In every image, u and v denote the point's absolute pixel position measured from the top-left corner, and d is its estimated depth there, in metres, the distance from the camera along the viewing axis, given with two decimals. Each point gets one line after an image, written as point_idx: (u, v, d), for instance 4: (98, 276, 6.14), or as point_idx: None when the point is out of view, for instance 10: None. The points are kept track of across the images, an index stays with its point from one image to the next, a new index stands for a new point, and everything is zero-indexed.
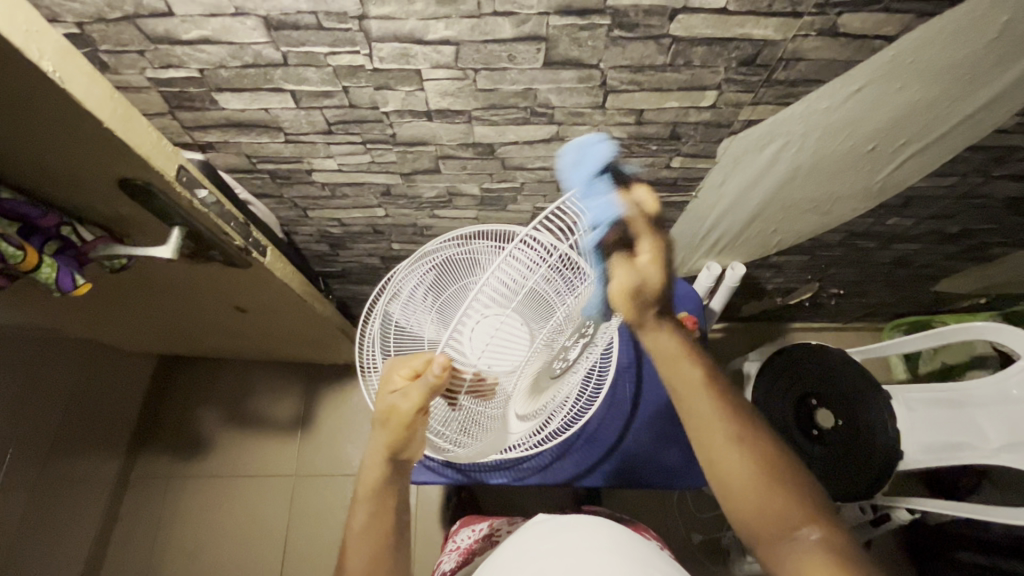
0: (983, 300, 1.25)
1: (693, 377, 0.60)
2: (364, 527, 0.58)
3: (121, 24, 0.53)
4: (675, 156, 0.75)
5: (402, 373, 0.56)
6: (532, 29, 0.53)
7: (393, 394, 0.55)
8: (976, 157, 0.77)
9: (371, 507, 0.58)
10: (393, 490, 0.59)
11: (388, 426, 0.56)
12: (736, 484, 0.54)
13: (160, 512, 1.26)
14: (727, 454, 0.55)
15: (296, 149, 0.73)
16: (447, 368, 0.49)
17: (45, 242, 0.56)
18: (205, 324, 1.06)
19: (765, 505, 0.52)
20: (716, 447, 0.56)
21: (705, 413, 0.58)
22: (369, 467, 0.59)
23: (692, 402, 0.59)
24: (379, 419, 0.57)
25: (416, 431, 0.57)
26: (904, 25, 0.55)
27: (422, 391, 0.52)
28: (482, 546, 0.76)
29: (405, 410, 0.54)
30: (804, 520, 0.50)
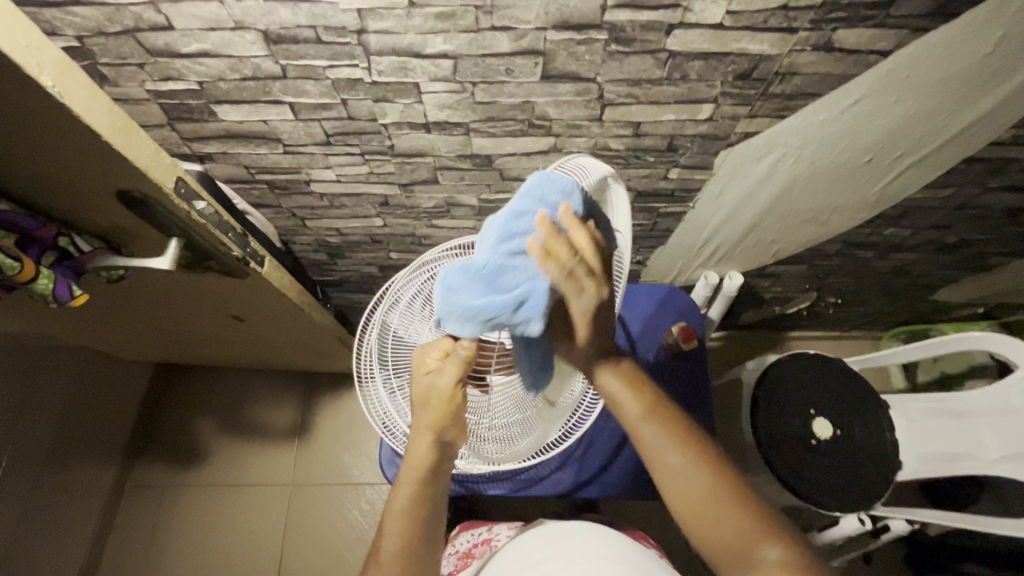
0: (981, 310, 1.26)
1: (636, 411, 0.56)
2: (402, 512, 0.57)
3: (121, 37, 0.54)
4: (672, 168, 0.75)
5: (435, 354, 0.57)
6: (530, 44, 0.54)
7: (430, 375, 0.57)
8: (973, 170, 0.77)
9: (409, 493, 0.58)
10: (434, 479, 0.59)
11: (430, 407, 0.58)
12: (689, 508, 0.52)
13: (156, 521, 1.26)
14: (680, 483, 0.52)
15: (295, 160, 0.73)
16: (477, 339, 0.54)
17: (42, 252, 0.56)
18: (204, 333, 1.06)
19: (721, 529, 0.50)
20: (666, 474, 0.53)
21: (653, 444, 0.54)
22: (412, 454, 0.59)
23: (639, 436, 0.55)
24: (419, 400, 0.58)
25: (458, 412, 0.58)
26: (899, 40, 0.55)
27: (458, 365, 0.55)
28: (482, 550, 0.75)
29: (444, 387, 0.56)
30: (760, 540, 0.49)
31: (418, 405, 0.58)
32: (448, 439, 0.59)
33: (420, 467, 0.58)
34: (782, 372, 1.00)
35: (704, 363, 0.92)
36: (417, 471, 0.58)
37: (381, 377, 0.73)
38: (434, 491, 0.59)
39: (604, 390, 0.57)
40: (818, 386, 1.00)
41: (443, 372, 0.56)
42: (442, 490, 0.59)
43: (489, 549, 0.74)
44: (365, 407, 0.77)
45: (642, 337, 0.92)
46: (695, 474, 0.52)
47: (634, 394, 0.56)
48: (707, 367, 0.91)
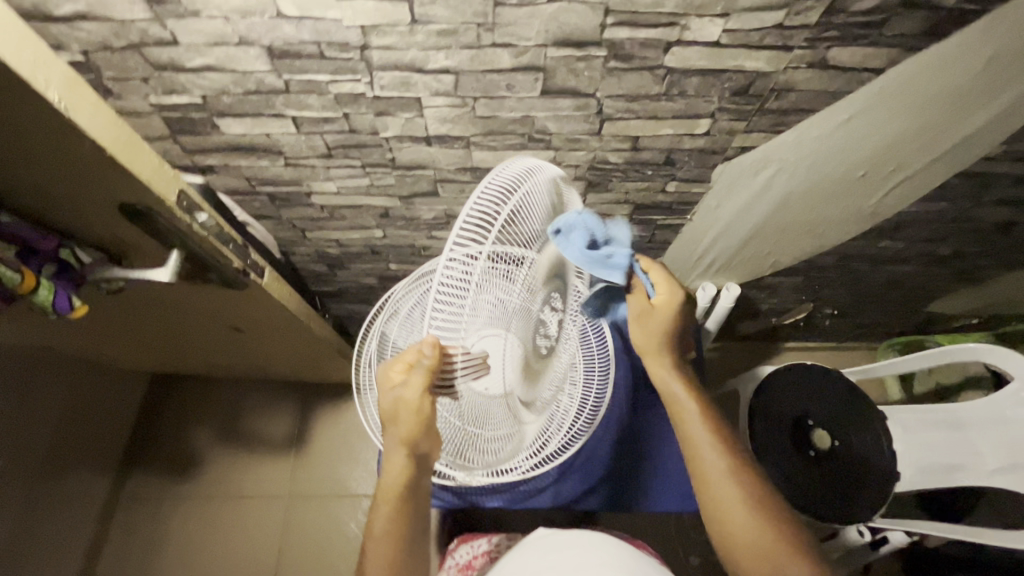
0: (975, 321, 1.27)
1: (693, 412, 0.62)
2: (384, 531, 0.58)
3: (126, 52, 0.54)
4: (670, 181, 0.76)
5: (398, 368, 0.56)
6: (531, 60, 0.54)
7: (395, 389, 0.56)
8: (965, 184, 0.78)
9: (388, 511, 0.58)
10: (413, 493, 0.58)
11: (399, 423, 0.56)
12: (728, 512, 0.56)
13: (149, 534, 1.24)
14: (724, 483, 0.57)
15: (296, 172, 0.73)
16: (436, 347, 0.47)
17: (41, 263, 0.56)
18: (201, 344, 1.06)
19: (756, 533, 0.54)
20: (713, 478, 0.58)
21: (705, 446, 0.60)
22: (388, 472, 0.58)
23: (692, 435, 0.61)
24: (388, 417, 0.57)
25: (428, 426, 0.56)
26: (891, 58, 0.57)
27: (420, 375, 0.52)
28: (483, 562, 0.74)
29: (410, 400, 0.54)
30: (788, 559, 0.52)
31: (388, 422, 0.57)
32: (423, 451, 0.58)
33: (398, 483, 0.58)
34: (779, 382, 1.00)
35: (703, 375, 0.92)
36: (394, 489, 0.58)
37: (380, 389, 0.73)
38: (415, 505, 0.59)
39: (665, 388, 0.65)
40: (815, 397, 1.00)
41: (407, 385, 0.54)
42: (422, 503, 0.60)
43: (488, 561, 0.73)
44: (363, 418, 0.77)
45: None
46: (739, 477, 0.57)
47: (695, 400, 0.64)
48: (706, 379, 0.91)
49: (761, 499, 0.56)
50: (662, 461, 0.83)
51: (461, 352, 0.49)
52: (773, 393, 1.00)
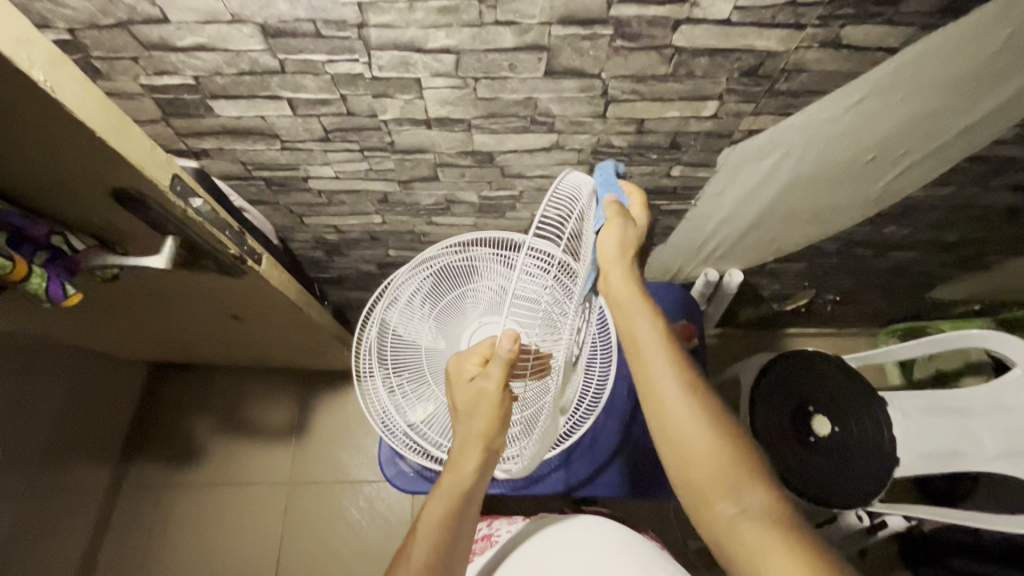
0: (977, 307, 1.26)
1: (643, 324, 0.59)
2: (438, 523, 0.56)
3: (114, 31, 0.52)
4: (675, 165, 0.74)
5: (475, 361, 0.59)
6: (535, 39, 0.53)
7: (474, 381, 0.58)
8: (975, 168, 0.77)
9: (447, 504, 0.56)
10: (472, 494, 0.58)
11: (478, 414, 0.57)
12: (680, 432, 0.54)
13: (151, 520, 1.24)
14: (677, 407, 0.54)
15: (293, 157, 0.71)
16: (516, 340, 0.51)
17: (35, 252, 0.55)
18: (199, 331, 1.05)
19: (709, 454, 0.52)
20: (665, 398, 0.55)
21: (656, 365, 0.56)
22: (459, 467, 0.57)
23: (642, 355, 0.58)
24: (464, 409, 0.58)
25: (501, 423, 0.58)
26: (906, 37, 0.55)
27: (501, 366, 0.54)
28: (482, 545, 0.72)
29: (490, 390, 0.56)
30: (744, 483, 0.51)
31: (463, 415, 0.58)
32: (492, 450, 0.58)
33: (466, 479, 0.57)
34: (780, 369, 1.00)
35: (706, 364, 0.91)
36: (459, 484, 0.57)
37: (379, 375, 0.73)
38: (472, 507, 0.58)
39: (614, 300, 0.60)
40: (816, 384, 0.99)
41: (487, 375, 0.56)
42: (477, 507, 0.58)
43: (488, 544, 0.71)
44: (364, 406, 0.77)
45: None
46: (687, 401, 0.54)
47: (649, 311, 0.59)
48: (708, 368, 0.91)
49: (718, 422, 0.54)
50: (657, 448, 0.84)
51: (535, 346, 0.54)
52: (775, 380, 0.99)
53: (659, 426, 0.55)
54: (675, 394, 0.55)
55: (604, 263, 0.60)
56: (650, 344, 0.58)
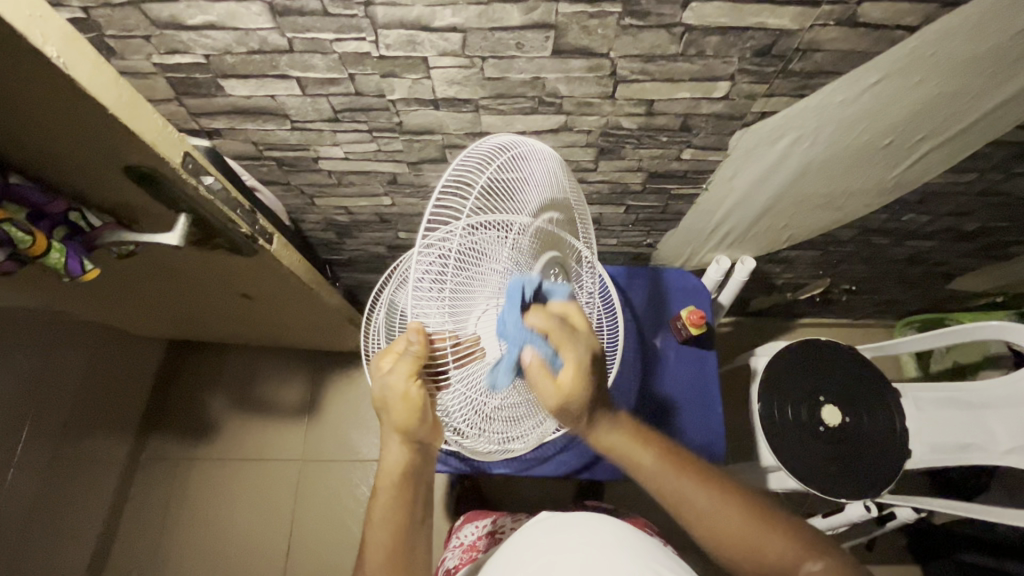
0: (998, 299, 1.23)
1: (645, 460, 0.58)
2: (382, 523, 0.56)
3: (127, 9, 0.53)
4: (685, 148, 0.73)
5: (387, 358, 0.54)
6: (541, 17, 0.52)
7: (385, 376, 0.53)
8: (997, 154, 0.75)
9: (386, 502, 0.57)
10: (411, 480, 0.58)
11: (392, 409, 0.54)
12: (726, 524, 0.53)
13: (169, 493, 1.29)
14: (714, 512, 0.54)
15: (303, 137, 0.72)
16: (424, 335, 0.47)
17: (52, 227, 0.57)
18: (213, 310, 1.07)
19: (765, 561, 0.51)
20: (699, 510, 0.54)
21: (678, 489, 0.56)
22: (388, 457, 0.57)
23: (660, 485, 0.57)
24: (381, 404, 0.54)
25: (421, 415, 0.54)
26: (926, 15, 0.53)
27: (406, 361, 0.50)
28: (485, 543, 0.78)
29: (397, 386, 0.52)
30: (801, 557, 0.51)
31: (382, 410, 0.55)
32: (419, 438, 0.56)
33: (394, 470, 0.57)
34: (792, 358, 0.99)
35: (713, 350, 0.91)
36: (391, 478, 0.57)
37: None
38: (416, 493, 0.58)
39: (615, 453, 0.59)
40: (826, 374, 0.98)
41: (394, 371, 0.51)
42: (421, 493, 0.58)
43: (491, 542, 0.77)
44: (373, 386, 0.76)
45: (650, 323, 0.92)
46: (730, 513, 0.54)
47: (643, 444, 0.59)
48: (716, 354, 0.91)
49: (753, 508, 0.54)
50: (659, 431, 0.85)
51: (449, 339, 0.48)
52: (782, 368, 0.98)
53: (711, 538, 0.54)
54: (704, 500, 0.55)
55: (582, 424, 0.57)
56: (664, 473, 0.57)
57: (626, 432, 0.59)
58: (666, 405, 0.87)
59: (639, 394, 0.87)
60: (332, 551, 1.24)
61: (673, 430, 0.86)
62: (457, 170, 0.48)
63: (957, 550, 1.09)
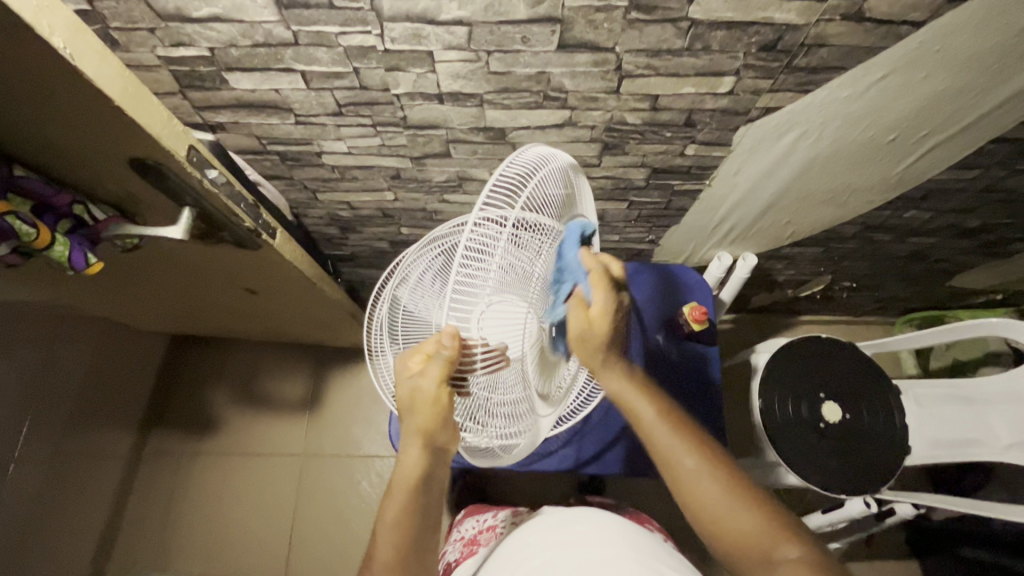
0: (999, 297, 1.24)
1: (647, 413, 0.58)
2: (395, 524, 0.56)
3: (132, 1, 0.53)
4: (689, 144, 0.73)
5: (417, 358, 0.56)
6: (548, 11, 0.52)
7: (416, 377, 0.55)
8: (1001, 150, 0.75)
9: (399, 504, 0.57)
10: (426, 485, 0.57)
11: (418, 410, 0.55)
12: (707, 493, 0.53)
13: (171, 488, 1.29)
14: (698, 479, 0.54)
15: (307, 131, 0.72)
16: (458, 338, 0.49)
17: (57, 220, 0.57)
18: (215, 305, 1.07)
19: (734, 532, 0.52)
20: (686, 473, 0.55)
21: (671, 447, 0.56)
22: (404, 461, 0.57)
23: (655, 439, 0.57)
24: (406, 404, 0.56)
25: (444, 419, 0.55)
26: (933, 10, 0.53)
27: (440, 364, 0.52)
28: (486, 537, 0.78)
29: (429, 388, 0.54)
30: (779, 541, 0.50)
31: (406, 411, 0.56)
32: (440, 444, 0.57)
33: (412, 475, 0.57)
34: (793, 355, 0.99)
35: (715, 344, 0.91)
36: (407, 483, 0.57)
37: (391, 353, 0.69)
38: (430, 498, 0.58)
39: (618, 399, 0.59)
40: (827, 370, 0.98)
41: (426, 373, 0.53)
42: (434, 498, 0.58)
43: (492, 536, 0.77)
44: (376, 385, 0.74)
45: (652, 319, 0.92)
46: (715, 481, 0.54)
47: (649, 398, 0.59)
48: (719, 348, 0.91)
49: (741, 483, 0.54)
50: None
51: (480, 344, 0.51)
52: (783, 365, 0.98)
53: (689, 502, 0.54)
54: (694, 462, 0.55)
55: (594, 361, 0.57)
56: (660, 430, 0.57)
57: (636, 382, 0.59)
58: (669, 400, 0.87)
59: None
60: (334, 545, 1.25)
61: None
62: (504, 174, 0.47)
63: (956, 546, 1.09)
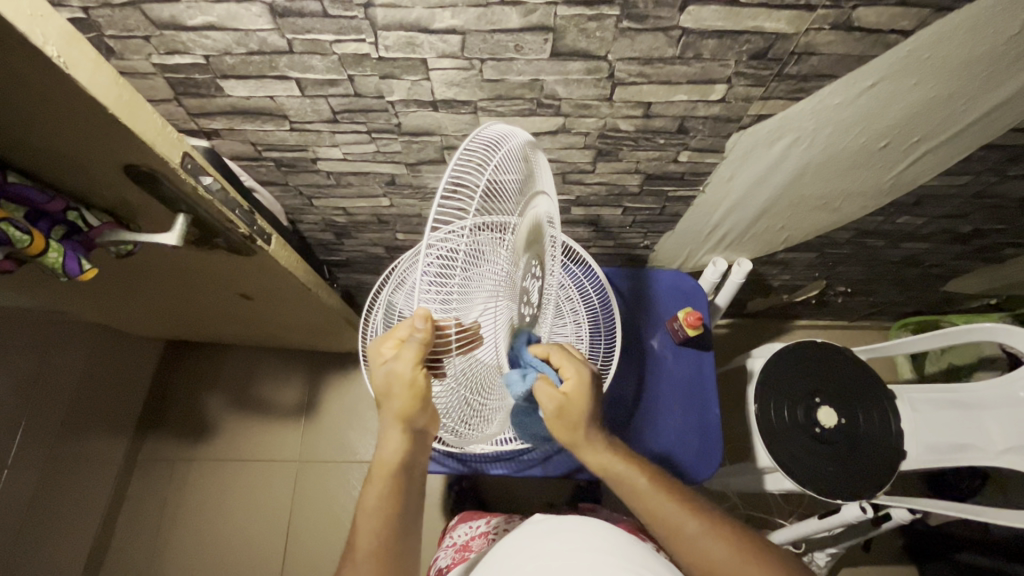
0: (993, 301, 1.24)
1: (642, 484, 0.61)
2: (376, 508, 0.56)
3: (127, 9, 0.53)
4: (683, 151, 0.74)
5: (390, 344, 0.52)
6: (540, 20, 0.52)
7: (388, 363, 0.51)
8: (991, 157, 0.76)
9: (380, 490, 0.56)
10: (406, 470, 0.56)
11: (394, 396, 0.51)
12: (718, 556, 0.55)
13: (166, 494, 1.28)
14: (705, 543, 0.56)
15: (302, 138, 0.72)
16: (430, 321, 0.45)
17: (52, 226, 0.57)
18: (210, 310, 1.06)
19: None
20: (693, 541, 0.56)
21: (673, 516, 0.58)
22: (383, 448, 0.56)
23: (656, 511, 0.59)
24: (380, 393, 0.52)
25: (423, 405, 0.52)
26: (921, 19, 0.53)
27: (414, 350, 0.47)
28: (479, 543, 0.78)
29: (404, 373, 0.49)
30: None
31: (381, 396, 0.52)
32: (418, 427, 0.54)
33: (392, 461, 0.55)
34: (788, 361, 0.99)
35: (710, 350, 0.91)
36: (387, 468, 0.56)
37: None
38: (410, 483, 0.57)
39: (612, 476, 0.61)
40: (822, 376, 0.98)
41: (399, 360, 0.49)
42: (415, 483, 0.58)
43: (485, 542, 0.77)
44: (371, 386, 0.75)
45: (647, 325, 0.93)
46: (719, 541, 0.56)
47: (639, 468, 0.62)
48: (713, 354, 0.91)
49: (747, 542, 0.56)
50: (655, 432, 0.86)
51: (454, 326, 0.46)
52: (777, 370, 0.98)
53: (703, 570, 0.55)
54: (698, 529, 0.57)
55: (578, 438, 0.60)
56: (659, 498, 0.59)
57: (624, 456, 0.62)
58: (662, 406, 0.87)
59: (636, 395, 0.88)
60: (329, 552, 1.24)
61: (670, 430, 0.86)
62: (464, 158, 0.45)
63: (952, 551, 1.09)
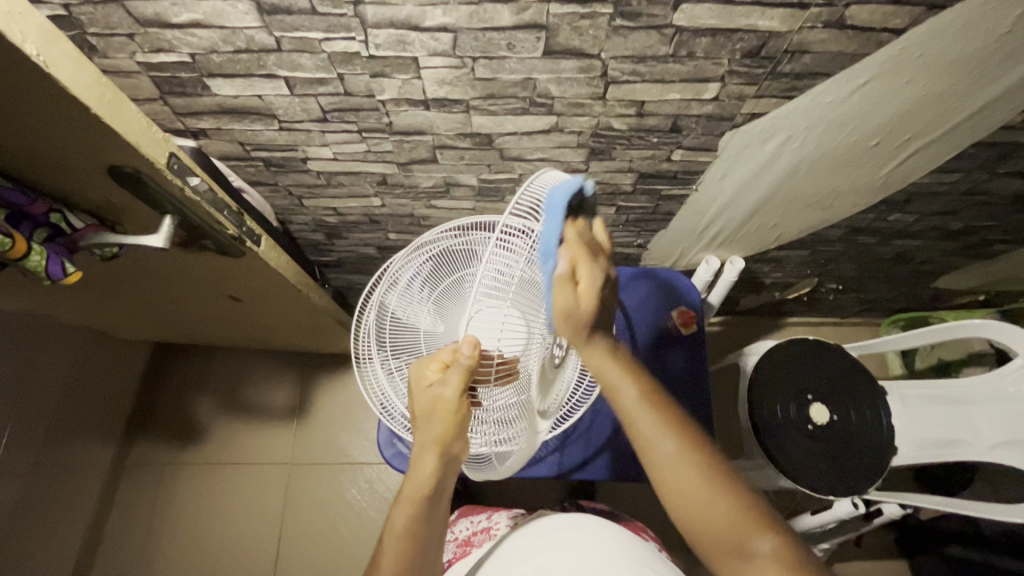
0: (982, 297, 1.25)
1: (633, 398, 0.55)
2: (404, 532, 0.56)
3: (109, 6, 0.52)
4: (676, 149, 0.74)
5: (434, 366, 0.56)
6: (533, 18, 0.52)
7: (433, 387, 0.56)
8: (981, 154, 0.76)
9: (407, 516, 0.56)
10: (434, 498, 0.57)
11: (434, 420, 0.55)
12: (685, 477, 0.52)
13: (155, 499, 1.27)
14: (676, 465, 0.52)
15: (291, 137, 0.71)
16: (476, 348, 0.50)
17: (34, 229, 0.55)
18: (199, 313, 1.05)
19: (711, 516, 0.50)
20: (663, 463, 0.52)
21: (650, 431, 0.54)
22: (414, 472, 0.56)
23: (635, 419, 0.54)
24: (422, 414, 0.56)
25: (462, 428, 0.56)
26: (914, 17, 0.53)
27: (459, 373, 0.53)
28: (481, 537, 0.77)
29: (448, 397, 0.54)
30: (753, 531, 0.49)
31: (422, 420, 0.56)
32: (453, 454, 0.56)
33: (423, 484, 0.56)
34: (781, 358, 0.99)
35: (704, 349, 0.91)
36: (417, 494, 0.56)
37: (378, 359, 0.67)
38: (438, 506, 0.57)
39: (603, 379, 0.55)
40: (815, 373, 0.99)
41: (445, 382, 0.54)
42: (442, 511, 0.58)
43: (487, 537, 0.76)
44: (362, 387, 0.73)
45: (642, 323, 0.92)
46: (688, 465, 0.52)
47: (632, 379, 0.55)
48: (707, 353, 0.91)
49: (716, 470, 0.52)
50: None
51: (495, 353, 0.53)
52: (771, 367, 0.98)
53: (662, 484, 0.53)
54: (676, 446, 0.53)
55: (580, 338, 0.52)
56: (642, 410, 0.54)
57: (620, 363, 0.55)
58: None
59: None
60: (322, 554, 1.23)
61: None
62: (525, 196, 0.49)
63: (941, 545, 1.10)
